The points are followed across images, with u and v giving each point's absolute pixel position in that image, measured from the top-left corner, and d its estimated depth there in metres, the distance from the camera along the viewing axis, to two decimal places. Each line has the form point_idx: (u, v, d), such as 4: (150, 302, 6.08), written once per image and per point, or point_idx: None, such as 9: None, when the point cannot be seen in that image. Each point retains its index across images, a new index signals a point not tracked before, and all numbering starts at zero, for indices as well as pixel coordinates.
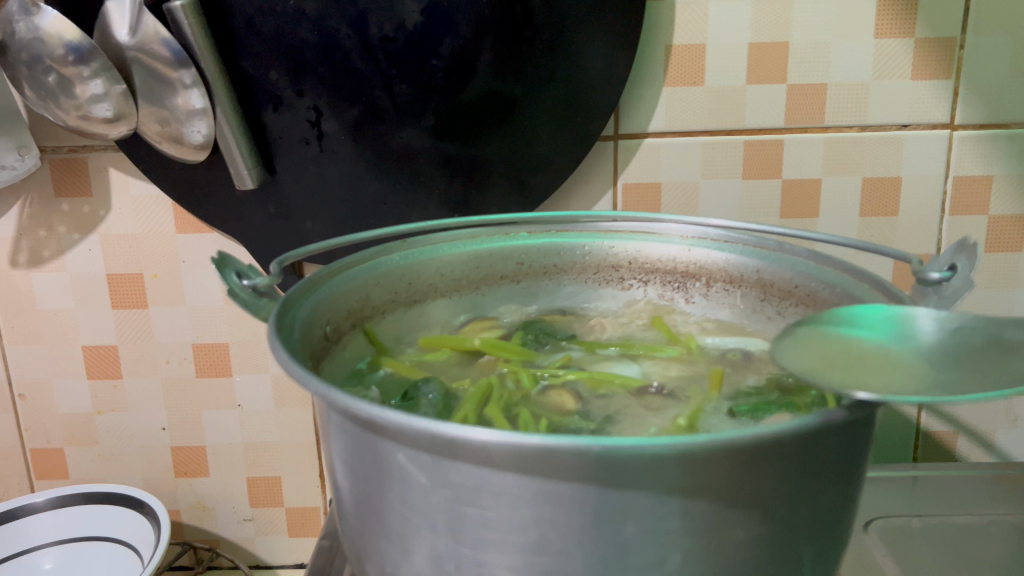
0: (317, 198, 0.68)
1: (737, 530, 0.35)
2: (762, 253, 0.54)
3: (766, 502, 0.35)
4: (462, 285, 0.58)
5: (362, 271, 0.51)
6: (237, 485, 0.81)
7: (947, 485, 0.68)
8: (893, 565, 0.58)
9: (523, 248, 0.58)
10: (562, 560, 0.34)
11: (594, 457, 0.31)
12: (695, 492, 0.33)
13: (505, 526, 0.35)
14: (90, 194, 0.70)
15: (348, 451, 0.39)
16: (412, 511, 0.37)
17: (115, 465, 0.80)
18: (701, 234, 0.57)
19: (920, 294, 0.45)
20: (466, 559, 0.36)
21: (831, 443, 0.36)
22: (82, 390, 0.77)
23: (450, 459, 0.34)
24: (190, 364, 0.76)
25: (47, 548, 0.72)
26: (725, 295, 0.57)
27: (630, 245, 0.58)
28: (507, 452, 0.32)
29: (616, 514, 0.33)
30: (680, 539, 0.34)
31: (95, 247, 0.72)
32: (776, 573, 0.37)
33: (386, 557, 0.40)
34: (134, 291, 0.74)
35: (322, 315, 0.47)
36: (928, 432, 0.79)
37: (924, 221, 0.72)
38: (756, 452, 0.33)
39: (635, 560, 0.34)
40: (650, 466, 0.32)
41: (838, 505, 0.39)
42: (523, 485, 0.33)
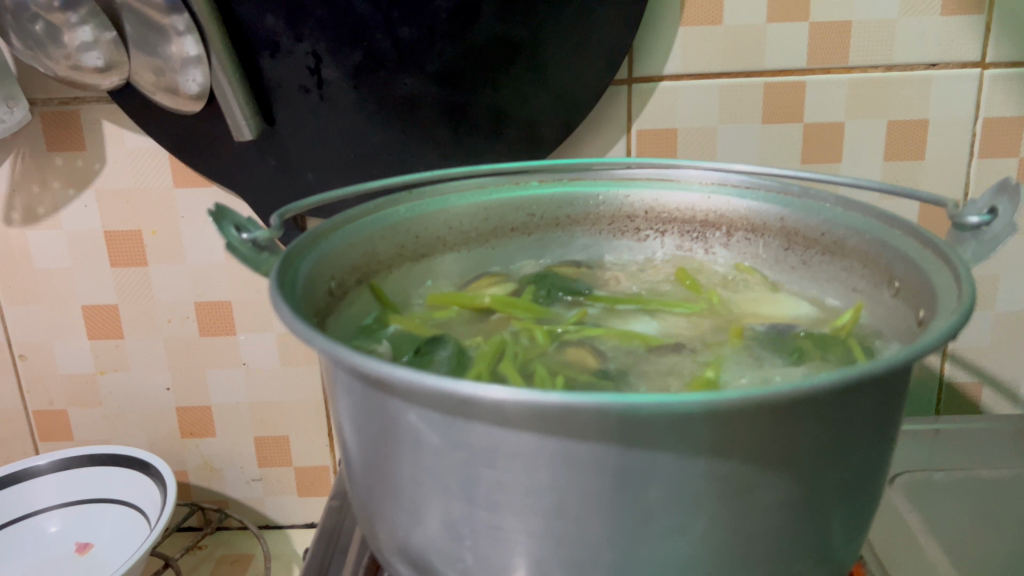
0: (319, 149, 0.65)
1: (768, 492, 0.33)
2: (785, 199, 0.52)
3: (799, 462, 0.33)
4: (472, 238, 0.56)
5: (367, 222, 0.49)
6: (244, 445, 0.80)
7: (973, 438, 0.67)
8: (919, 521, 0.56)
9: (534, 198, 0.56)
10: (583, 525, 0.33)
11: (617, 416, 0.29)
12: (724, 453, 0.31)
13: (523, 490, 0.33)
14: (84, 148, 0.68)
15: (356, 411, 0.37)
16: (424, 473, 0.35)
17: (119, 426, 0.78)
18: (721, 180, 0.54)
19: (957, 240, 0.43)
20: (481, 523, 0.34)
21: (867, 398, 0.34)
22: (83, 351, 0.75)
23: (464, 418, 0.32)
24: (193, 323, 0.74)
25: (52, 511, 0.71)
26: (747, 244, 0.55)
27: (647, 193, 0.56)
28: (525, 411, 0.30)
29: (640, 477, 0.31)
30: (707, 502, 0.32)
31: (91, 203, 0.70)
32: (806, 536, 0.35)
33: (398, 521, 0.38)
34: (132, 248, 0.71)
35: (326, 270, 0.45)
36: (951, 384, 0.77)
37: (951, 165, 0.69)
38: (789, 409, 0.31)
39: (660, 524, 0.32)
40: (676, 426, 0.30)
41: (872, 463, 0.37)
42: (541, 446, 0.31)
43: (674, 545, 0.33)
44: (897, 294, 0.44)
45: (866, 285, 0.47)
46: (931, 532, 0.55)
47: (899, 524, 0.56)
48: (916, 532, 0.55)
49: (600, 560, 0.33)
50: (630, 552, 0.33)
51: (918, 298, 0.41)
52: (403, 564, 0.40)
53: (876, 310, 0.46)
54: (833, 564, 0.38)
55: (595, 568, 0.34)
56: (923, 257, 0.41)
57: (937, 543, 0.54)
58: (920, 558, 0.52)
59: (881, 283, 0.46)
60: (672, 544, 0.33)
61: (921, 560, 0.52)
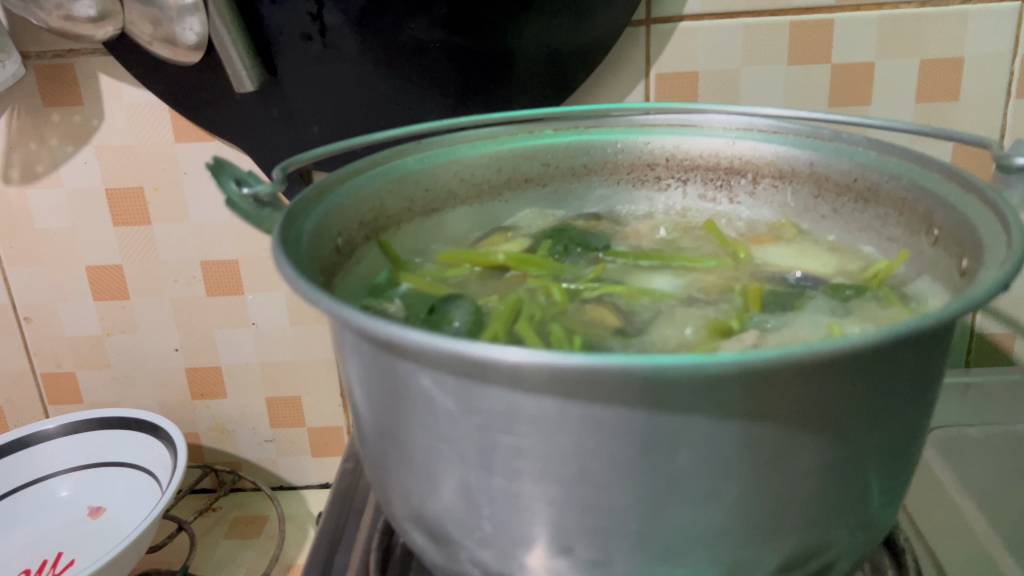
0: (323, 99, 0.63)
1: (805, 456, 0.31)
2: (815, 143, 0.49)
3: (838, 424, 0.31)
4: (484, 190, 0.53)
5: (375, 175, 0.47)
6: (256, 406, 0.79)
7: (1007, 391, 0.64)
8: (953, 479, 0.54)
9: (549, 147, 0.53)
10: (608, 492, 0.31)
11: (645, 378, 0.27)
12: (759, 416, 0.29)
13: (543, 456, 0.31)
14: (81, 103, 0.65)
15: (366, 375, 0.35)
16: (439, 440, 0.33)
17: (129, 388, 0.77)
18: (747, 125, 0.51)
19: (1002, 183, 0.41)
20: (500, 491, 0.33)
21: (911, 354, 0.31)
22: (89, 312, 0.74)
23: (480, 382, 0.30)
24: (200, 283, 0.73)
25: (62, 475, 0.71)
26: (774, 193, 0.52)
27: (668, 139, 0.53)
28: (546, 374, 0.28)
29: (668, 443, 0.29)
30: (740, 468, 0.30)
31: (90, 159, 0.68)
32: (844, 501, 0.33)
33: (412, 489, 0.36)
34: (135, 207, 0.69)
35: (333, 225, 0.43)
36: (982, 335, 0.75)
37: (986, 105, 0.66)
38: (830, 368, 0.28)
39: (690, 491, 0.30)
40: (708, 387, 0.28)
41: (913, 423, 0.35)
42: (563, 410, 0.29)
43: (704, 513, 0.31)
44: (936, 242, 0.41)
45: (902, 234, 0.45)
46: (965, 490, 0.53)
47: (932, 482, 0.54)
48: (949, 490, 0.53)
49: (626, 529, 0.32)
50: (658, 520, 0.31)
51: (960, 246, 0.38)
52: (418, 532, 0.38)
53: (914, 260, 0.44)
54: (871, 529, 0.36)
55: (620, 538, 0.32)
56: (964, 202, 0.39)
57: (971, 501, 0.52)
58: (954, 517, 0.50)
59: (919, 231, 0.43)
60: (701, 512, 0.31)
61: (955, 519, 0.50)
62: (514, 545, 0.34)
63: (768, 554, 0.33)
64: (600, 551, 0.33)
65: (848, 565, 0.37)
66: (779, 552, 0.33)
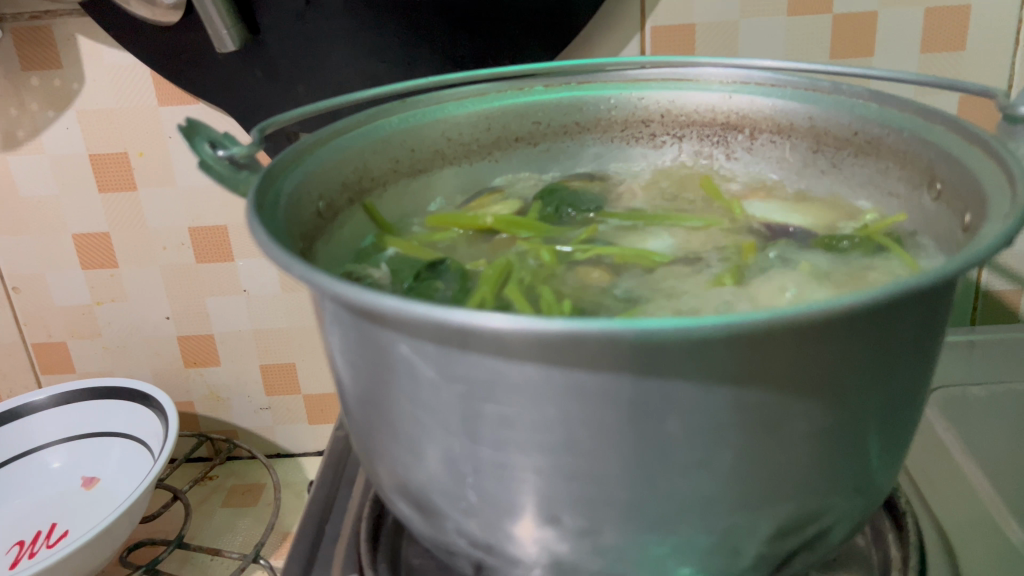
0: (308, 58, 0.61)
1: (800, 421, 0.29)
2: (814, 96, 0.47)
3: (834, 388, 0.29)
4: (473, 150, 0.52)
5: (358, 136, 0.45)
6: (250, 373, 0.79)
7: (1012, 348, 0.63)
8: (957, 440, 0.53)
9: (540, 104, 0.52)
10: (596, 460, 0.30)
11: (631, 343, 0.26)
12: (751, 380, 0.28)
13: (527, 425, 0.30)
14: (61, 66, 0.64)
15: (347, 343, 0.34)
16: (421, 410, 0.32)
17: (120, 357, 0.79)
18: (744, 78, 0.50)
19: (1007, 134, 0.39)
20: (485, 462, 0.31)
21: (911, 314, 0.30)
22: (78, 281, 0.74)
23: (461, 349, 0.28)
24: (189, 249, 0.73)
25: (55, 445, 0.72)
26: (773, 148, 0.50)
27: (662, 94, 0.51)
28: (526, 340, 0.26)
29: (657, 408, 0.28)
30: (732, 434, 0.29)
31: (72, 124, 0.67)
32: (841, 466, 0.32)
33: (396, 459, 0.35)
34: (120, 173, 0.69)
35: (313, 188, 0.41)
36: (988, 292, 0.74)
37: (993, 55, 0.63)
38: (824, 329, 0.27)
39: (680, 459, 0.29)
40: (697, 351, 0.26)
41: (913, 385, 0.33)
42: (547, 377, 0.28)
43: (696, 481, 0.30)
44: (939, 197, 0.40)
45: (904, 189, 0.43)
46: (969, 451, 0.52)
47: (935, 443, 0.53)
48: (952, 450, 0.52)
49: (615, 499, 0.30)
50: (648, 489, 0.30)
51: (963, 201, 0.37)
52: (404, 503, 0.37)
53: (916, 215, 0.42)
54: (870, 494, 0.35)
55: (610, 507, 0.31)
56: (968, 154, 0.37)
57: (975, 463, 0.51)
58: (957, 479, 0.49)
59: (921, 185, 0.41)
60: (693, 480, 0.30)
61: (958, 481, 0.49)
62: (500, 516, 0.33)
63: (762, 523, 0.32)
64: (589, 521, 0.31)
65: (845, 533, 0.36)
66: (774, 520, 0.32)
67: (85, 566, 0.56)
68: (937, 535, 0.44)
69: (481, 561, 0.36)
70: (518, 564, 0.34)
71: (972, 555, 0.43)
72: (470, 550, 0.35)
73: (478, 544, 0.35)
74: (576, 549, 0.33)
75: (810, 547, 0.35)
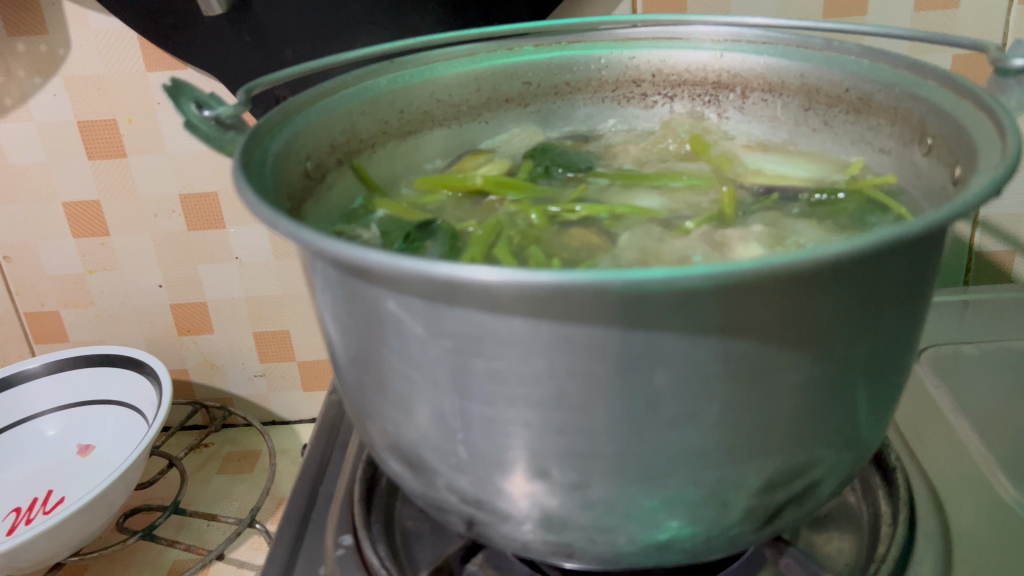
0: (296, 21, 0.60)
1: (788, 372, 0.30)
2: (806, 54, 0.46)
3: (821, 338, 0.29)
4: (462, 111, 0.52)
5: (346, 96, 0.45)
6: (244, 340, 0.80)
7: (1004, 307, 0.63)
8: (947, 398, 0.53)
9: (530, 64, 0.51)
10: (584, 414, 0.30)
11: (617, 294, 0.26)
12: (738, 331, 0.28)
13: (515, 378, 0.30)
14: (46, 31, 0.63)
15: (335, 302, 0.34)
16: (410, 366, 0.32)
17: (113, 326, 0.79)
18: (735, 36, 0.49)
19: (998, 87, 0.39)
20: (474, 417, 0.31)
21: (899, 264, 0.30)
22: (69, 250, 0.74)
23: (449, 303, 0.28)
24: (180, 217, 0.73)
25: (49, 414, 0.72)
26: (764, 106, 0.50)
27: (653, 53, 0.51)
28: (513, 293, 0.26)
29: (644, 360, 0.28)
30: (720, 385, 0.29)
31: (60, 91, 0.66)
32: (829, 418, 0.32)
33: (386, 417, 0.36)
34: (109, 139, 0.69)
35: (301, 149, 0.41)
36: (981, 253, 0.74)
37: (988, 11, 0.63)
38: (811, 279, 0.27)
39: (668, 411, 0.29)
40: (685, 302, 0.26)
41: (901, 338, 0.33)
42: (534, 330, 0.28)
43: (684, 434, 0.30)
44: (930, 152, 0.39)
45: (895, 145, 0.43)
46: (960, 408, 0.52)
47: (926, 401, 0.53)
48: (942, 407, 0.52)
49: (603, 452, 0.31)
50: (637, 441, 0.30)
51: (954, 154, 0.37)
52: (395, 461, 0.37)
53: (907, 171, 0.42)
54: (858, 446, 0.35)
55: (598, 460, 0.31)
56: (959, 109, 0.37)
57: (966, 419, 0.51)
58: (948, 435, 0.49)
59: (911, 141, 0.41)
60: (680, 432, 0.30)
61: (949, 437, 0.49)
62: (490, 471, 0.33)
63: (750, 475, 0.32)
64: (578, 475, 0.32)
65: (833, 486, 0.36)
66: (762, 472, 0.32)
67: (81, 532, 0.57)
68: (927, 490, 0.45)
69: (472, 516, 0.36)
70: (509, 520, 0.35)
71: (962, 509, 0.43)
72: (461, 506, 0.36)
73: (468, 500, 0.35)
74: (566, 503, 0.33)
75: (799, 500, 0.35)
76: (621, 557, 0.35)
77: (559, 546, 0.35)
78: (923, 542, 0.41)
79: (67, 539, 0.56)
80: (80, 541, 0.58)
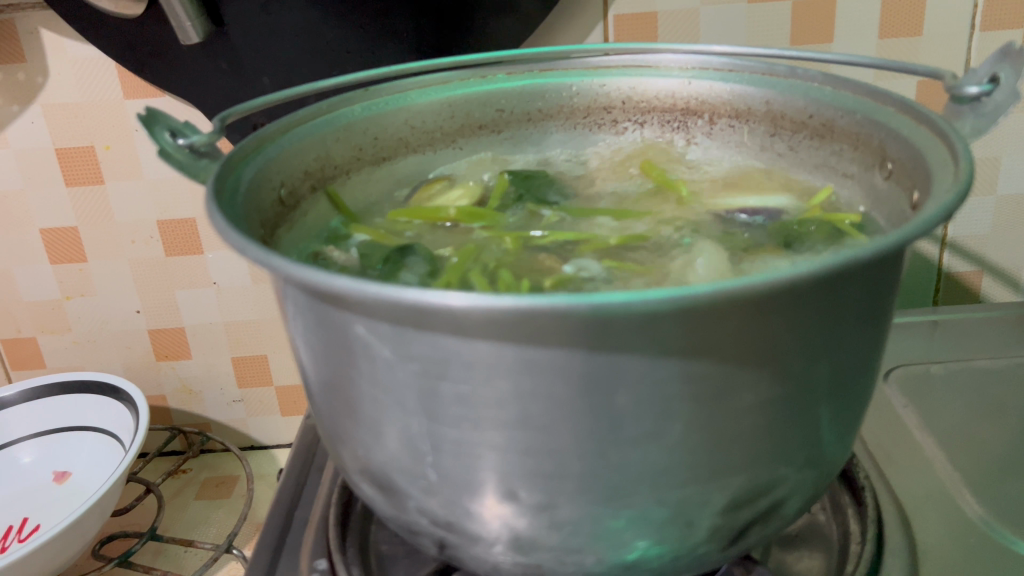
0: (272, 50, 0.61)
1: (747, 393, 0.30)
2: (770, 81, 0.48)
3: (781, 358, 0.30)
4: (436, 137, 0.53)
5: (321, 124, 0.45)
6: (222, 365, 0.80)
7: (973, 327, 0.64)
8: (915, 417, 0.54)
9: (502, 91, 0.52)
10: (549, 436, 0.30)
11: (579, 318, 0.26)
12: (698, 352, 0.28)
13: (482, 401, 0.30)
14: (24, 59, 0.64)
15: (306, 329, 0.34)
16: (379, 390, 0.32)
17: (91, 351, 0.79)
18: (702, 64, 0.50)
19: (954, 114, 0.40)
20: (443, 440, 0.32)
21: (857, 287, 0.31)
22: (47, 275, 0.74)
23: (416, 328, 0.29)
24: (158, 243, 0.73)
25: (26, 441, 0.72)
26: (731, 132, 0.51)
27: (623, 81, 0.52)
28: (478, 317, 0.27)
29: (607, 381, 0.29)
30: (682, 405, 0.30)
31: (38, 119, 0.67)
32: (792, 439, 0.33)
33: (357, 440, 0.36)
34: (87, 166, 0.69)
35: (275, 176, 0.42)
36: (950, 274, 0.75)
37: (951, 40, 0.65)
38: (767, 302, 0.28)
39: (632, 431, 0.30)
40: (645, 326, 0.27)
41: (863, 357, 0.34)
42: (500, 353, 0.29)
43: (649, 453, 0.31)
44: (890, 177, 0.41)
45: (857, 169, 0.44)
46: (928, 427, 0.53)
47: (896, 420, 0.54)
48: (911, 427, 0.53)
49: (568, 472, 0.31)
50: (602, 462, 0.31)
51: (912, 179, 0.38)
52: (367, 484, 0.38)
53: (867, 195, 0.43)
54: (822, 466, 0.36)
55: (565, 481, 0.31)
56: (918, 135, 0.38)
57: (933, 438, 0.52)
58: (917, 454, 0.50)
59: (872, 165, 0.42)
60: (646, 452, 0.31)
61: (917, 456, 0.50)
62: (459, 493, 0.33)
63: (714, 495, 0.33)
64: (546, 495, 0.32)
65: (799, 505, 0.36)
66: (726, 492, 0.33)
67: (56, 559, 0.56)
68: (895, 507, 0.45)
69: (444, 539, 0.36)
70: (479, 541, 0.35)
71: (928, 526, 0.44)
72: (432, 528, 0.36)
73: (438, 523, 0.35)
74: (534, 523, 0.33)
75: (764, 519, 0.35)
76: None
77: (529, 568, 0.35)
78: (890, 559, 0.41)
79: (42, 566, 0.55)
80: (55, 568, 0.57)
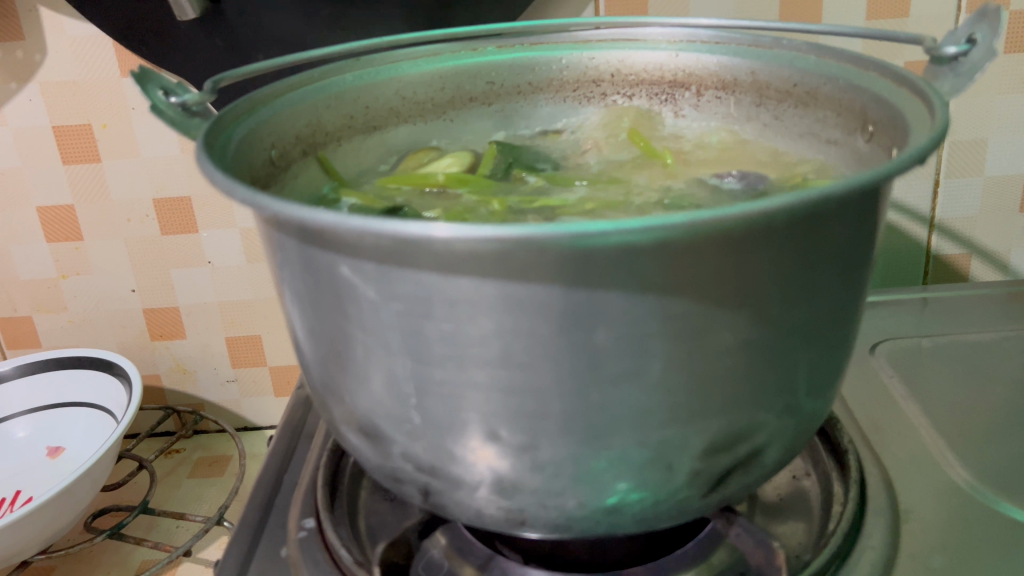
0: (268, 26, 0.61)
1: (725, 332, 0.31)
2: (756, 52, 0.48)
3: (759, 298, 0.30)
4: (427, 108, 0.53)
5: (312, 90, 0.46)
6: (217, 345, 0.81)
7: (961, 303, 0.65)
8: (902, 388, 0.54)
9: (492, 64, 0.53)
10: (530, 374, 0.31)
11: (558, 250, 0.27)
12: (676, 289, 0.29)
13: (465, 340, 0.31)
14: (23, 37, 0.65)
15: (293, 277, 0.35)
16: (364, 333, 0.33)
17: (87, 330, 0.80)
18: (690, 37, 0.51)
19: (933, 75, 0.41)
20: (427, 381, 0.32)
21: (835, 230, 0.31)
22: (43, 254, 0.76)
23: (399, 265, 0.29)
24: (153, 222, 0.74)
25: (21, 417, 0.73)
26: (718, 104, 0.52)
27: (612, 54, 0.53)
28: (459, 250, 0.27)
29: (587, 318, 0.29)
30: (661, 343, 0.30)
31: (36, 97, 0.68)
32: (771, 383, 0.33)
33: (344, 388, 0.36)
34: (84, 144, 0.70)
35: (266, 137, 0.42)
36: (939, 256, 0.77)
37: (938, 21, 0.66)
38: (745, 238, 0.28)
39: (611, 369, 0.30)
40: (625, 260, 0.27)
41: (840, 304, 0.35)
42: (481, 289, 0.29)
43: (628, 392, 0.31)
44: (871, 139, 0.41)
45: (840, 135, 0.45)
46: (914, 396, 0.53)
47: (881, 390, 0.54)
48: (897, 396, 0.53)
49: (549, 411, 0.32)
50: (582, 401, 0.31)
51: (891, 138, 0.38)
52: (354, 433, 0.38)
53: (849, 160, 0.44)
54: (799, 415, 0.36)
55: (547, 420, 0.32)
56: (898, 96, 0.38)
57: (919, 407, 0.52)
58: (902, 421, 0.51)
59: (854, 129, 0.43)
60: (625, 391, 0.31)
61: (902, 423, 0.50)
62: (443, 435, 0.34)
63: (694, 437, 0.33)
64: (527, 436, 0.32)
65: (779, 454, 0.37)
66: (705, 434, 0.33)
67: (49, 527, 0.57)
68: (879, 470, 0.46)
69: (428, 485, 0.37)
70: (462, 486, 0.35)
71: (912, 489, 0.44)
72: (417, 475, 0.36)
73: (423, 468, 0.36)
74: (516, 465, 0.34)
75: (744, 466, 0.36)
76: (572, 522, 0.35)
77: (512, 513, 0.36)
78: (872, 518, 0.42)
79: (34, 534, 0.56)
80: (47, 536, 0.58)
